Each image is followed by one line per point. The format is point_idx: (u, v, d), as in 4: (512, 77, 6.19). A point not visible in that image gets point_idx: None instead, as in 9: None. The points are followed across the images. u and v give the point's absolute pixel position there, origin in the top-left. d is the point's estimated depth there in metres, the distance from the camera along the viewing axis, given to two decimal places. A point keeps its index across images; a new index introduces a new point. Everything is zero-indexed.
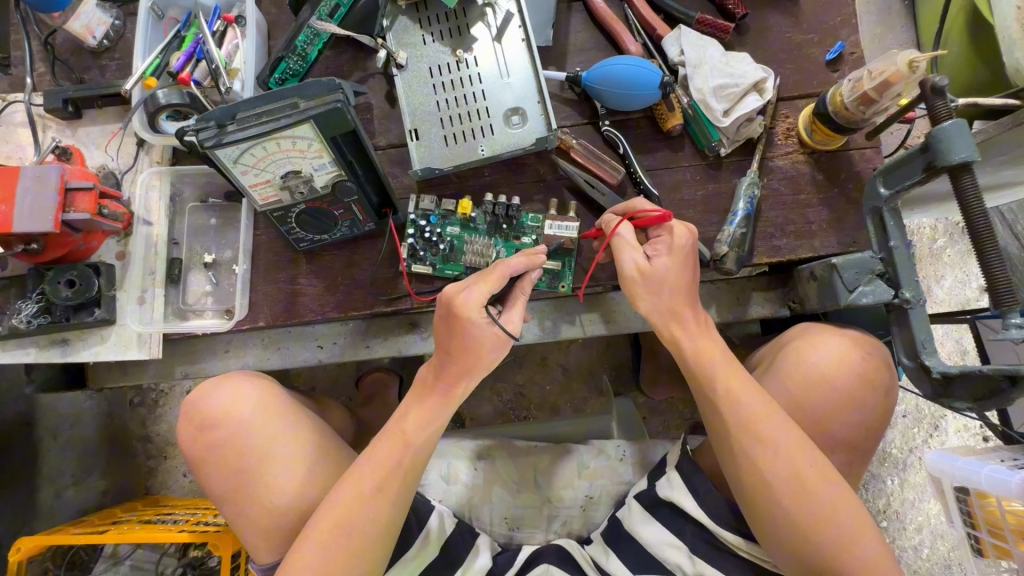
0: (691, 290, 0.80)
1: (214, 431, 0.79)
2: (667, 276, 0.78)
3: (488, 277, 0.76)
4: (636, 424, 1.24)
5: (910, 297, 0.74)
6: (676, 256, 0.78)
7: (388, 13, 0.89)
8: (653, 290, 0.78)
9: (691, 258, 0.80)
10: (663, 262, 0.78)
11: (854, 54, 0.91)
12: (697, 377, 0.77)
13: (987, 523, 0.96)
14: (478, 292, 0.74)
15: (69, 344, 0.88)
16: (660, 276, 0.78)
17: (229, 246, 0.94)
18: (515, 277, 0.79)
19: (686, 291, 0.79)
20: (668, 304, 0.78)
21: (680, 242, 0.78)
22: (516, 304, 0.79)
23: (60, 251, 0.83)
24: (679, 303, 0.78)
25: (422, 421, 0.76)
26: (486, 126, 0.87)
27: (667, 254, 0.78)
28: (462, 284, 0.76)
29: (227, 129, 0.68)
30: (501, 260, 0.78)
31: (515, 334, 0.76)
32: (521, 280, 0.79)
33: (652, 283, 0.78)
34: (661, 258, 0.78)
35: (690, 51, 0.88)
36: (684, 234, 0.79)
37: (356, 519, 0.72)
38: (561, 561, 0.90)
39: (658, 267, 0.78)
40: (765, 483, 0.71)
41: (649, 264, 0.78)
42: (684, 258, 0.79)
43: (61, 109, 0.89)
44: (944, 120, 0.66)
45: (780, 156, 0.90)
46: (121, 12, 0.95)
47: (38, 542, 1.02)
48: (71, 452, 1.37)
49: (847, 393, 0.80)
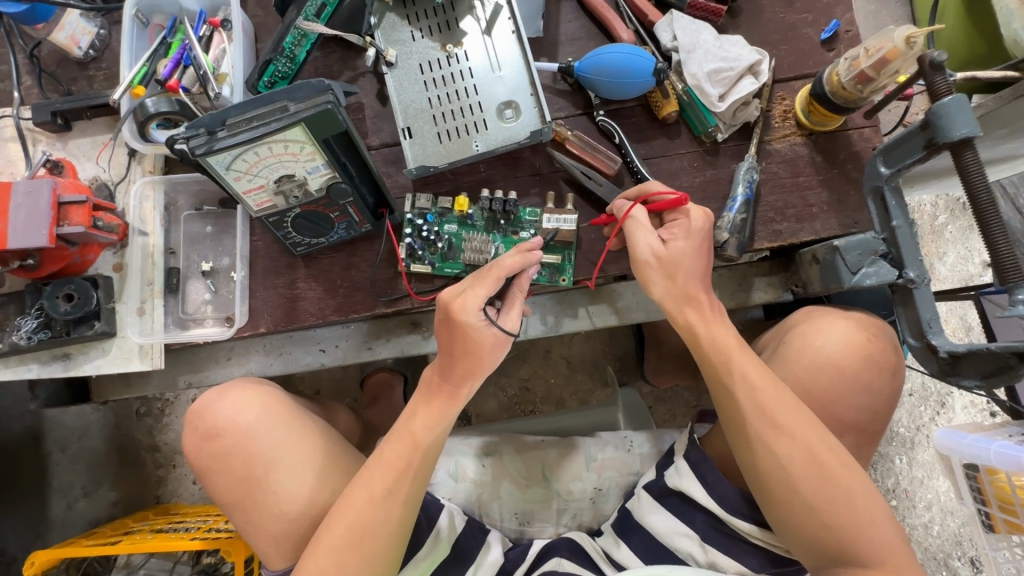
0: (705, 275, 0.79)
1: (220, 439, 0.79)
2: (682, 259, 0.77)
3: (483, 278, 0.75)
4: (644, 416, 1.22)
5: (914, 276, 0.73)
6: (693, 239, 0.78)
7: (376, 10, 0.88)
8: (667, 274, 0.78)
9: (706, 243, 0.79)
10: (678, 245, 0.78)
11: (850, 32, 0.90)
12: (711, 364, 0.76)
13: (997, 498, 0.97)
14: (475, 296, 0.74)
15: (70, 358, 0.87)
16: (676, 260, 0.77)
17: (226, 253, 0.94)
18: (512, 275, 0.78)
19: (700, 274, 0.78)
20: (684, 288, 0.78)
21: (697, 225, 0.78)
22: (514, 303, 0.79)
23: (57, 265, 0.82)
24: (694, 287, 0.78)
25: (430, 423, 0.76)
26: (479, 122, 0.86)
27: (684, 236, 0.78)
28: (458, 288, 0.76)
29: (217, 136, 0.67)
30: (497, 258, 0.76)
31: (514, 333, 0.76)
32: (517, 279, 0.78)
33: (667, 268, 0.78)
34: (678, 241, 0.78)
35: (683, 36, 0.87)
36: (701, 217, 0.78)
37: (368, 522, 0.72)
38: (572, 553, 0.91)
39: (673, 251, 0.77)
40: (777, 468, 0.71)
41: (664, 248, 0.78)
42: (701, 239, 0.78)
43: (50, 122, 0.89)
44: (944, 96, 0.64)
45: (777, 139, 0.89)
46: (106, 21, 0.94)
47: (51, 556, 1.03)
48: (82, 464, 1.39)
49: (854, 375, 0.80)
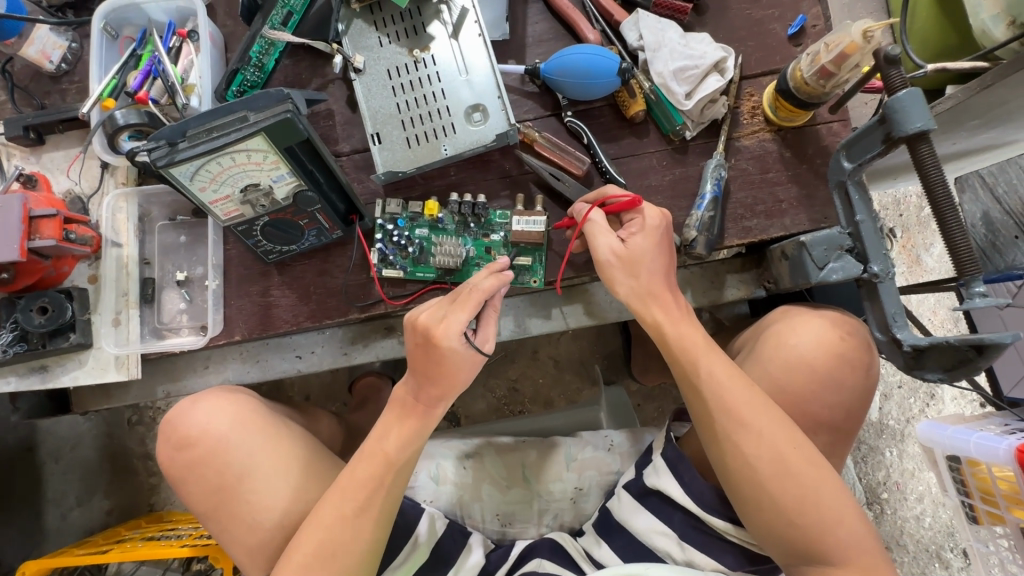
0: (667, 274, 0.80)
1: (193, 449, 0.80)
2: (644, 257, 0.78)
3: (462, 302, 0.73)
4: (627, 414, 1.23)
5: (879, 271, 0.72)
6: (651, 235, 0.78)
7: (343, 17, 0.89)
8: (631, 272, 0.78)
9: (666, 241, 0.80)
10: (638, 241, 0.78)
11: (817, 27, 0.90)
12: (680, 362, 0.76)
13: (979, 489, 0.97)
14: (456, 321, 0.72)
15: (48, 370, 0.88)
16: (637, 257, 0.78)
17: (200, 263, 0.94)
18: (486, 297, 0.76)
19: (663, 272, 0.79)
20: (647, 287, 0.78)
21: (653, 222, 0.79)
22: (490, 324, 0.77)
23: (31, 278, 0.83)
24: (657, 285, 0.78)
25: (403, 442, 0.76)
26: (447, 126, 0.87)
27: (642, 233, 0.78)
28: (437, 312, 0.74)
29: (178, 147, 0.67)
30: (471, 281, 0.75)
31: (490, 354, 0.76)
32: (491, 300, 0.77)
33: (629, 266, 0.78)
34: (636, 238, 0.78)
35: (648, 35, 0.87)
36: (656, 216, 0.79)
37: (336, 542, 0.72)
38: (553, 553, 0.89)
39: (633, 249, 0.78)
40: (748, 466, 0.70)
41: (624, 247, 0.78)
42: (659, 236, 0.79)
43: (22, 136, 0.89)
44: (898, 89, 0.64)
45: (745, 135, 0.89)
46: (77, 35, 0.95)
47: (41, 565, 1.04)
48: (74, 474, 1.41)
49: (829, 373, 0.80)
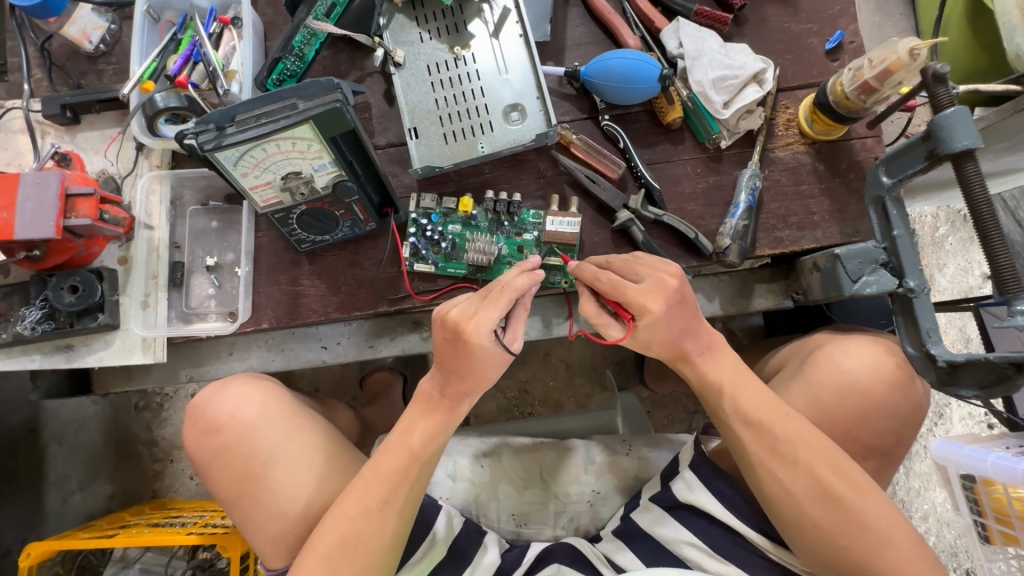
0: (687, 326, 0.76)
1: (220, 435, 0.80)
2: (658, 336, 0.75)
3: (493, 299, 0.71)
4: (641, 419, 1.24)
5: (914, 285, 0.74)
6: (657, 327, 0.74)
7: (385, 11, 0.89)
8: (644, 348, 0.78)
9: (678, 307, 0.74)
10: (643, 333, 0.75)
11: (854, 43, 0.91)
12: (707, 386, 0.78)
13: (993, 509, 0.97)
14: (488, 318, 0.71)
15: (73, 349, 0.87)
16: (647, 343, 0.77)
17: (231, 249, 0.94)
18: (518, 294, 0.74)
19: (680, 334, 0.76)
20: (665, 354, 0.78)
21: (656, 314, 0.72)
22: (518, 320, 0.76)
23: (61, 257, 0.83)
24: (684, 346, 0.77)
25: (428, 436, 0.76)
26: (486, 124, 0.87)
27: (646, 329, 0.74)
28: (468, 306, 0.72)
29: (226, 132, 0.68)
30: (504, 277, 0.73)
31: (517, 352, 0.75)
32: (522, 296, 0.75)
33: (640, 344, 0.78)
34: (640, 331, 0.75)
35: (688, 44, 0.88)
36: (657, 308, 0.72)
37: (362, 535, 0.72)
38: (572, 560, 0.87)
39: (640, 338, 0.76)
40: (787, 492, 0.71)
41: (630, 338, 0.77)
42: (666, 322, 0.73)
43: (58, 115, 0.89)
44: (946, 108, 0.65)
45: (780, 147, 0.90)
46: (116, 16, 0.95)
47: (47, 547, 1.03)
48: (78, 457, 1.39)
49: (882, 401, 0.80)
